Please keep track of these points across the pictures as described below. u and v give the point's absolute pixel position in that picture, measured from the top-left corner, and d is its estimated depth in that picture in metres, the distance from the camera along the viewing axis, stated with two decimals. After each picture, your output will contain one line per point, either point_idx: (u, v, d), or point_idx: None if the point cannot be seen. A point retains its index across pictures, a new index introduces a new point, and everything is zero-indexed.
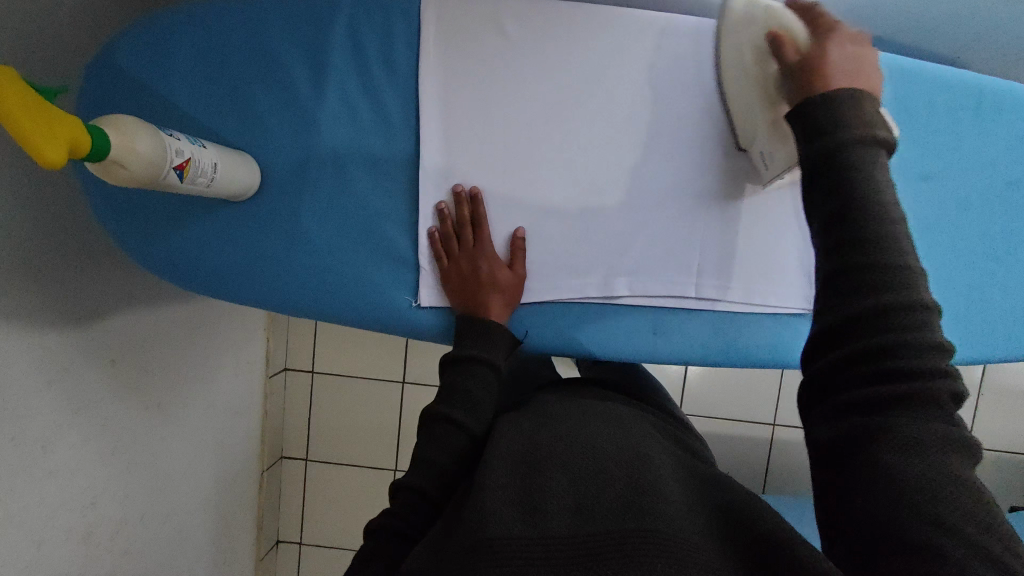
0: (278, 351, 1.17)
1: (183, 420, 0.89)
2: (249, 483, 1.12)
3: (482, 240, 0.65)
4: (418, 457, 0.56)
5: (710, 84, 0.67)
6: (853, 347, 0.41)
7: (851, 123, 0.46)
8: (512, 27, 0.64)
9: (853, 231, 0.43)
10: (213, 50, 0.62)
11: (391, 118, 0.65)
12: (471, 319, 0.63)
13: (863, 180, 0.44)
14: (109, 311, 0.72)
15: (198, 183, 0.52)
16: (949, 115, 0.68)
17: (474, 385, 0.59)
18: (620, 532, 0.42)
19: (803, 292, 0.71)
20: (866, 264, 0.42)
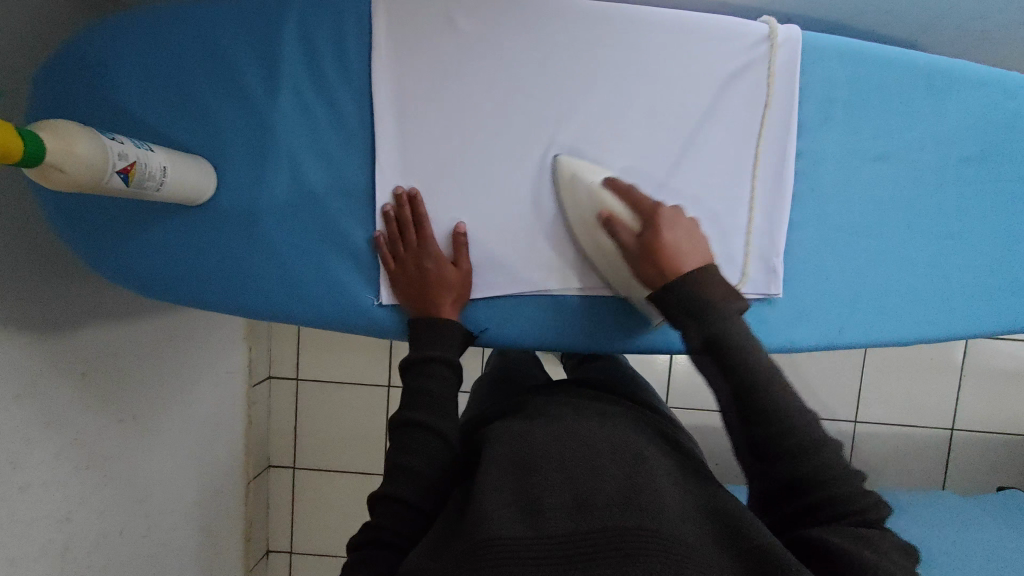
0: (260, 358, 1.50)
1: (156, 426, 1.11)
2: (222, 464, 1.38)
3: (423, 240, 0.66)
4: (399, 466, 0.57)
5: (657, 71, 0.65)
6: (796, 501, 0.48)
7: (712, 308, 0.52)
8: (461, 19, 0.65)
9: (747, 408, 0.49)
10: (160, 58, 0.64)
11: (345, 115, 0.66)
12: (420, 319, 0.64)
13: (740, 361, 0.50)
14: (81, 321, 0.91)
15: (146, 186, 0.54)
16: (903, 92, 0.67)
17: (434, 384, 0.61)
18: (620, 530, 0.46)
19: (762, 278, 0.67)
20: (781, 434, 0.48)
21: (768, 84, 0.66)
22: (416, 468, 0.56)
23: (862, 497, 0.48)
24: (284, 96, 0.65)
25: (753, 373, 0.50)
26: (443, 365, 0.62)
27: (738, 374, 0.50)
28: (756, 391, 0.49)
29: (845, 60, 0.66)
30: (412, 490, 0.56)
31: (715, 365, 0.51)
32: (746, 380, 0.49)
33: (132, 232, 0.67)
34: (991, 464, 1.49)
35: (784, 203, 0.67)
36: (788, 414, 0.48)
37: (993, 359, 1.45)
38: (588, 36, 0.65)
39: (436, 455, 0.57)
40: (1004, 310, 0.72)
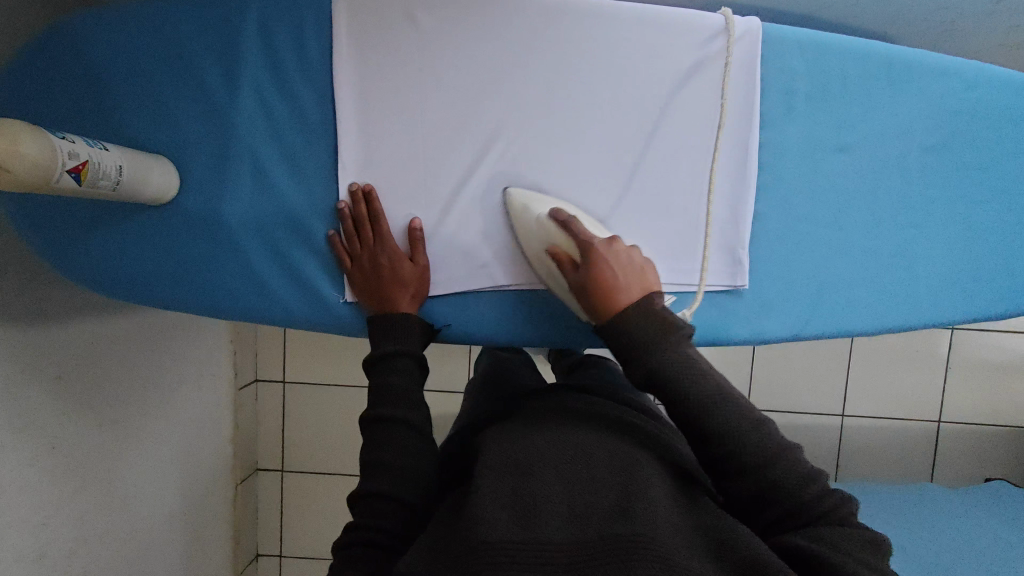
0: (245, 361, 1.49)
1: (135, 430, 1.10)
2: (207, 468, 1.37)
3: (379, 236, 0.66)
4: (375, 462, 0.56)
5: (618, 64, 0.66)
6: (760, 509, 0.50)
7: (652, 340, 0.53)
8: (421, 15, 0.65)
9: (692, 434, 0.51)
10: (118, 58, 0.64)
11: (307, 113, 0.66)
12: (380, 315, 0.65)
13: (680, 389, 0.51)
14: (54, 326, 0.91)
15: (100, 185, 0.54)
16: (863, 82, 0.68)
17: (399, 378, 0.60)
18: (614, 537, 0.46)
19: (724, 268, 0.67)
20: (732, 456, 0.49)
21: (727, 70, 0.66)
22: (391, 462, 0.55)
23: (824, 498, 0.48)
24: (246, 95, 0.65)
25: (695, 397, 0.51)
26: (405, 359, 0.62)
27: (680, 400, 0.51)
28: (700, 419, 0.50)
29: (804, 52, 0.66)
30: (390, 484, 0.54)
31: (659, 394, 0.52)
32: (682, 411, 0.51)
33: (97, 235, 0.66)
34: (980, 455, 1.49)
35: (748, 195, 0.67)
36: (737, 434, 0.49)
37: (979, 349, 1.45)
38: (549, 31, 0.65)
39: (411, 447, 0.57)
40: (973, 298, 0.72)
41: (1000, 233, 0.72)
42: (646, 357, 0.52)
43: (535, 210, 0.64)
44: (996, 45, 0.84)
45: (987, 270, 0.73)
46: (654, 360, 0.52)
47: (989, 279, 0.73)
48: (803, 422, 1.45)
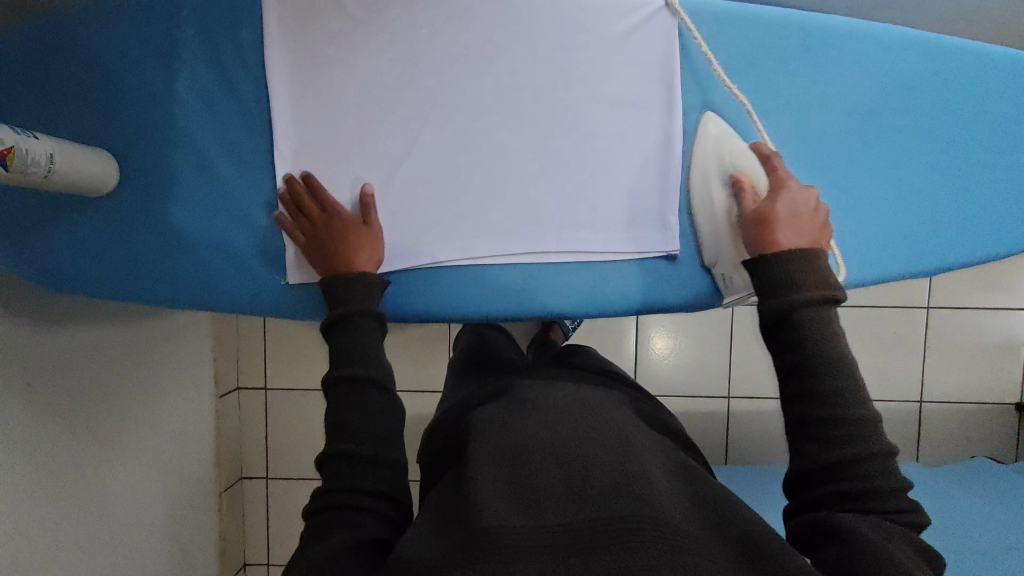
0: (229, 371, 1.44)
1: (115, 437, 1.07)
2: (197, 479, 1.34)
3: (329, 208, 0.66)
4: (344, 423, 0.55)
5: (545, 42, 0.67)
6: (822, 484, 0.48)
7: (797, 286, 0.54)
8: (353, 5, 0.66)
9: (802, 387, 0.52)
10: (57, 61, 0.66)
11: (245, 106, 0.68)
12: (332, 277, 0.63)
13: (812, 341, 0.52)
14: (27, 337, 0.88)
15: (30, 173, 0.55)
16: (778, 55, 0.72)
17: (357, 336, 0.58)
18: (620, 517, 0.43)
19: (655, 237, 0.71)
20: (830, 418, 0.49)
21: (699, 40, 0.69)
22: (356, 425, 0.54)
23: (891, 494, 0.47)
24: (184, 88, 0.66)
25: (822, 356, 0.51)
26: (361, 318, 0.60)
27: (810, 350, 0.52)
28: (817, 373, 0.51)
29: (723, 28, 0.70)
30: (356, 445, 0.53)
31: (785, 340, 0.53)
32: (803, 360, 0.52)
33: (43, 227, 0.67)
34: (966, 434, 1.48)
35: (675, 165, 0.70)
36: (844, 403, 0.50)
37: (961, 329, 1.44)
38: (478, 14, 0.67)
39: (374, 406, 0.55)
40: (896, 256, 0.76)
41: (923, 194, 0.76)
42: (785, 299, 0.54)
43: (725, 147, 0.69)
44: (922, 17, 0.86)
45: (914, 230, 0.76)
46: (788, 307, 0.53)
47: (917, 239, 0.77)
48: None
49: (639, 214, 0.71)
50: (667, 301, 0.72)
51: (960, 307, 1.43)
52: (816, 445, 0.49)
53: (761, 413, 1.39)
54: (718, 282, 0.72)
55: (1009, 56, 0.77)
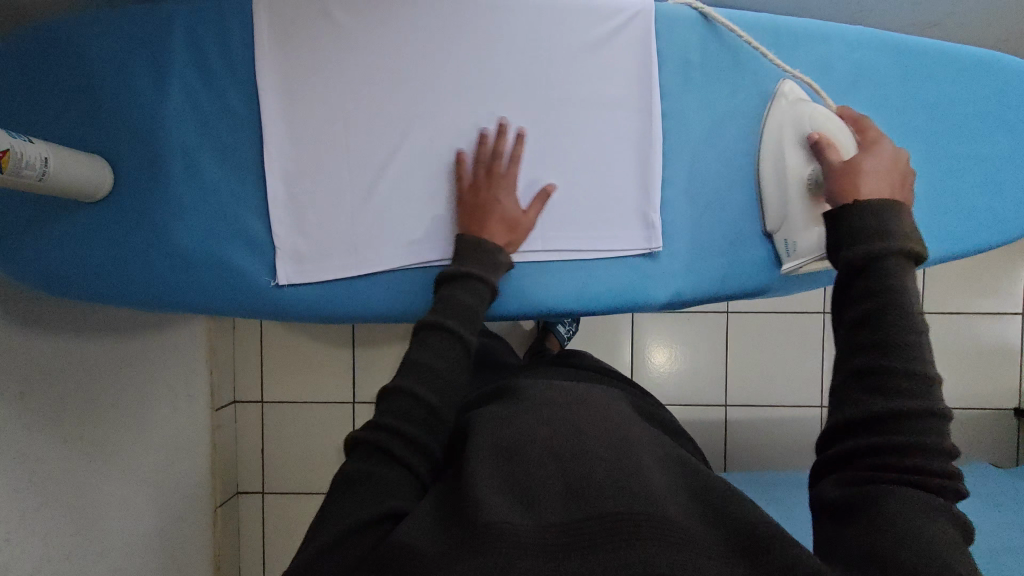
0: (224, 383, 1.42)
1: (108, 447, 1.07)
2: (194, 491, 1.34)
3: (512, 177, 0.68)
4: (410, 360, 0.52)
5: (525, 46, 0.69)
6: (872, 436, 0.44)
7: (883, 235, 0.50)
8: (339, 14, 0.69)
9: (872, 336, 0.47)
10: (54, 72, 0.68)
11: (235, 111, 0.70)
12: (476, 241, 0.64)
13: (895, 290, 0.47)
14: (22, 346, 0.89)
15: (24, 175, 0.57)
16: (754, 56, 0.73)
17: (469, 296, 0.58)
18: (619, 514, 0.41)
19: (638, 234, 0.72)
20: (898, 370, 0.44)
21: (741, 32, 0.71)
22: (435, 367, 0.51)
23: (942, 458, 0.43)
24: (176, 95, 0.69)
25: (904, 307, 0.46)
26: (482, 284, 0.60)
27: (892, 299, 0.47)
28: (893, 323, 0.46)
29: (700, 29, 0.72)
30: (434, 392, 0.50)
31: (863, 286, 0.48)
32: (879, 307, 0.47)
33: (37, 229, 0.69)
34: (983, 447, 1.41)
35: (655, 163, 0.72)
36: (916, 358, 0.45)
37: (974, 336, 1.37)
38: (460, 20, 0.69)
39: (453, 357, 0.53)
40: None
41: None
42: (873, 247, 0.49)
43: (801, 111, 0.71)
44: (898, 21, 0.88)
45: None
46: (868, 253, 0.49)
47: None
48: (798, 418, 1.38)
49: (621, 213, 0.72)
50: (651, 298, 0.73)
51: (970, 313, 1.36)
52: (875, 397, 0.45)
53: (759, 420, 1.38)
54: (780, 248, 0.74)
55: (980, 58, 0.80)
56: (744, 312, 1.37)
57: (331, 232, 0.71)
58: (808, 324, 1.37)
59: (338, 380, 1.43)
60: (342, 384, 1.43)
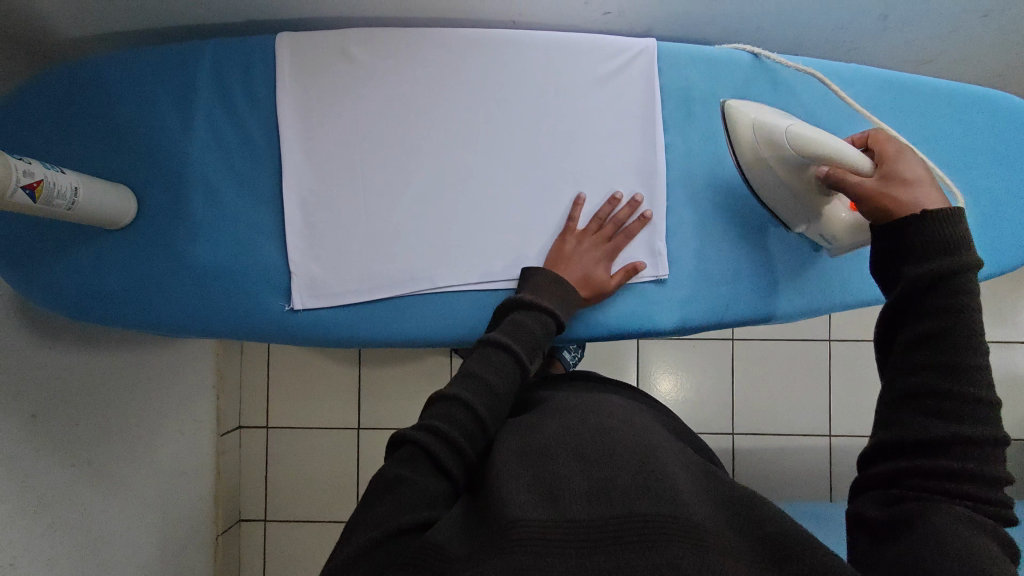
0: (230, 409, 1.42)
1: (114, 471, 1.07)
2: (196, 519, 1.32)
3: (618, 245, 0.72)
4: (467, 372, 0.56)
5: (533, 81, 0.73)
6: (921, 458, 0.44)
7: (954, 246, 0.48)
8: (356, 52, 0.72)
9: (928, 357, 0.46)
10: (85, 106, 0.72)
11: (256, 142, 0.73)
12: (556, 283, 0.67)
13: (962, 309, 0.46)
14: (36, 371, 0.91)
15: (55, 204, 0.60)
16: (752, 90, 0.76)
17: (528, 322, 0.62)
18: (645, 515, 0.42)
19: (644, 262, 0.73)
20: (949, 392, 0.45)
21: (786, 59, 0.76)
22: (492, 382, 0.55)
23: (992, 484, 0.43)
24: (200, 128, 0.72)
25: (964, 329, 0.46)
26: (549, 317, 0.64)
27: (954, 319, 0.46)
28: (951, 346, 0.46)
29: (699, 66, 0.75)
30: (484, 404, 0.54)
31: (925, 303, 0.47)
32: (942, 327, 0.46)
33: (60, 254, 0.71)
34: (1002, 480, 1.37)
35: (660, 193, 0.74)
36: (972, 381, 0.45)
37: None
38: (471, 58, 0.72)
39: (508, 376, 0.57)
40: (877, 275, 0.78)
41: None
42: (945, 259, 0.47)
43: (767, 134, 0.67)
44: (890, 58, 0.92)
45: None
46: (939, 268, 0.47)
47: None
48: (805, 446, 1.37)
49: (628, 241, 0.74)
50: (659, 324, 0.74)
51: None
52: (927, 419, 0.45)
53: (768, 448, 1.37)
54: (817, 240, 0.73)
55: (977, 94, 0.83)
56: (748, 340, 1.37)
57: (346, 259, 0.73)
58: (813, 351, 1.37)
59: (345, 405, 1.44)
60: (349, 410, 1.44)
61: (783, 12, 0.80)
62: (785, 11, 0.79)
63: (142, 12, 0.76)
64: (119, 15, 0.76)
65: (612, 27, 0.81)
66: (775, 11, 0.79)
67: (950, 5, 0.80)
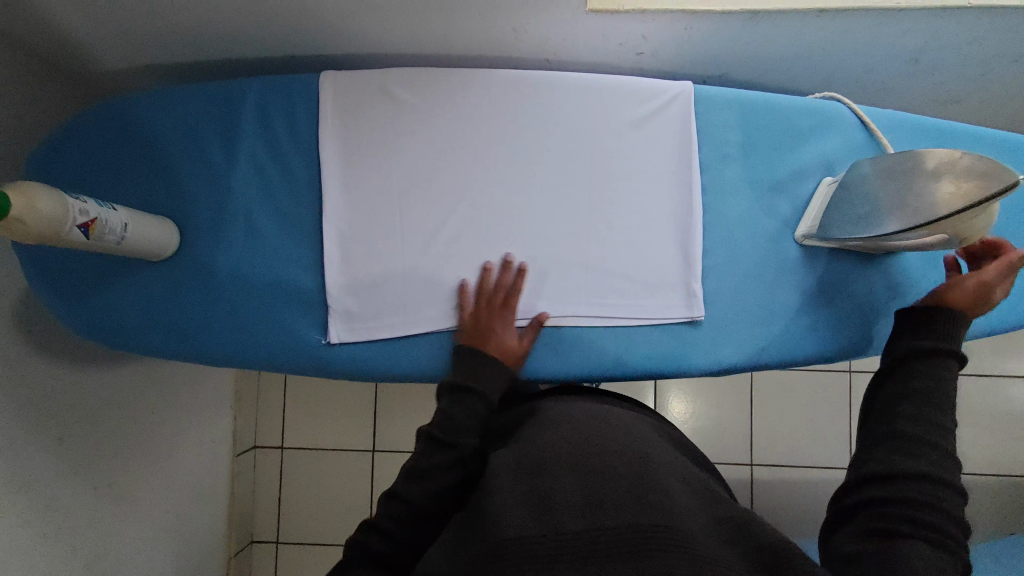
0: (246, 430, 1.43)
1: (133, 495, 1.07)
2: (211, 541, 1.32)
3: (513, 307, 0.71)
4: (410, 467, 0.57)
5: (571, 122, 0.74)
6: (897, 493, 0.50)
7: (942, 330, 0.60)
8: (397, 90, 0.74)
9: (915, 408, 0.55)
10: (134, 140, 0.74)
11: (297, 176, 0.74)
12: (469, 357, 0.66)
13: (939, 377, 0.56)
14: (59, 392, 0.91)
15: (106, 239, 0.61)
16: (788, 132, 0.76)
17: (457, 410, 0.60)
18: (639, 527, 0.43)
19: (681, 303, 0.73)
20: (925, 439, 0.53)
21: (846, 101, 0.76)
22: (430, 475, 0.56)
23: (958, 526, 0.49)
24: (243, 163, 0.74)
25: (939, 390, 0.56)
26: (477, 398, 0.62)
27: (932, 381, 0.56)
28: (927, 399, 0.55)
29: (736, 107, 0.76)
30: (421, 497, 0.55)
31: (913, 365, 0.58)
32: (930, 387, 0.56)
33: (103, 283, 0.73)
34: None
35: (697, 233, 0.74)
36: (941, 434, 0.53)
37: (1010, 400, 1.33)
38: (508, 96, 0.74)
39: (446, 464, 0.57)
40: None
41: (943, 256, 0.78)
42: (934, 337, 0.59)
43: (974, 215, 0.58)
44: (924, 98, 0.92)
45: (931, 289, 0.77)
46: (932, 346, 0.59)
47: None
48: (825, 478, 1.34)
49: (664, 284, 0.74)
50: (695, 364, 0.74)
51: (1002, 379, 1.33)
52: (904, 457, 0.52)
53: (788, 480, 1.34)
54: (803, 224, 0.74)
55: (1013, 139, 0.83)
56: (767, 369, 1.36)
57: (381, 293, 0.73)
58: (833, 383, 1.36)
59: (362, 428, 1.44)
60: (366, 433, 1.43)
61: (817, 54, 0.81)
62: (818, 53, 0.81)
63: (187, 48, 0.78)
64: (165, 50, 0.79)
65: (645, 65, 0.83)
66: (808, 54, 0.81)
67: (983, 50, 0.80)
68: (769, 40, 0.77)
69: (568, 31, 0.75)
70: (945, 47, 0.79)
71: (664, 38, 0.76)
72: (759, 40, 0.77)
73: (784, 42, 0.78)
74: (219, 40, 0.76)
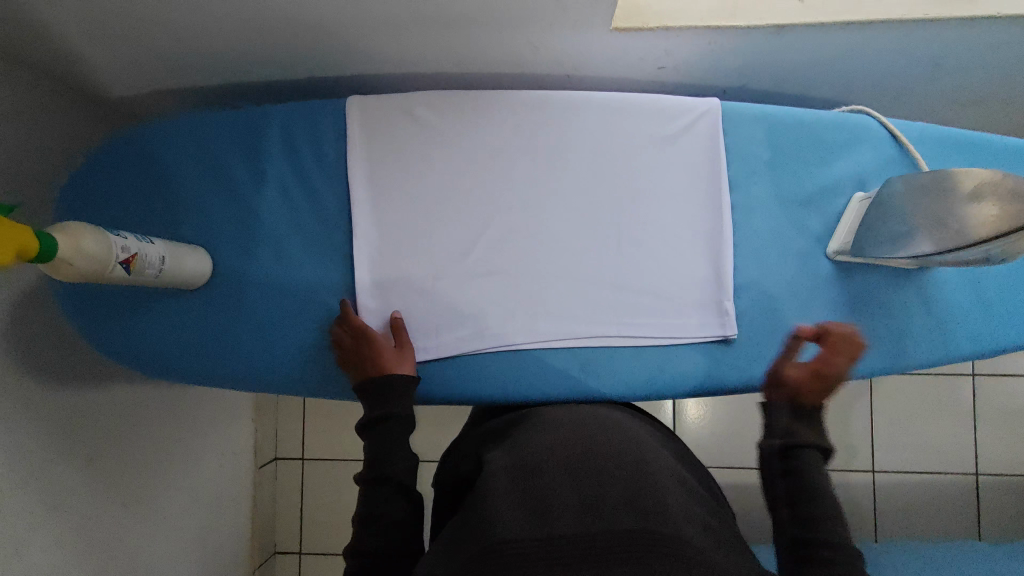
0: (267, 442, 1.44)
1: (161, 510, 1.08)
2: (236, 554, 1.33)
3: (363, 326, 0.71)
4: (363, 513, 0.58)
5: (596, 140, 0.74)
6: None
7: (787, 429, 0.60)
8: (421, 112, 0.74)
9: (801, 512, 0.54)
10: (162, 167, 0.75)
11: (324, 201, 0.75)
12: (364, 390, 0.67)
13: (813, 470, 0.56)
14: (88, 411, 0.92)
15: (146, 273, 0.62)
16: (815, 145, 0.76)
17: (385, 437, 0.61)
18: (633, 531, 0.44)
19: (711, 321, 0.73)
20: (818, 542, 0.52)
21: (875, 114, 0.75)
22: (385, 511, 0.57)
23: None
24: (270, 188, 0.75)
25: (818, 486, 0.55)
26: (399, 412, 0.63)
27: (804, 480, 0.56)
28: (807, 501, 0.54)
29: (762, 122, 0.75)
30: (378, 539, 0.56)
31: (782, 468, 0.58)
32: (804, 485, 0.55)
33: (135, 310, 0.74)
34: None
35: (725, 249, 0.74)
36: (833, 531, 0.52)
37: None
38: (532, 115, 0.74)
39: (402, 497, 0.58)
40: (952, 333, 0.77)
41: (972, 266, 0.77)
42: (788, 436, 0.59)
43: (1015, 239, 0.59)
44: (949, 104, 0.91)
45: (962, 301, 0.77)
46: (779, 443, 0.59)
47: (965, 314, 0.77)
48: None
49: (694, 301, 0.74)
50: (727, 381, 0.73)
51: None
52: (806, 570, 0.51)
53: None
54: (836, 239, 0.74)
55: None
56: None
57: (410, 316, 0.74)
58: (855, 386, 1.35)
59: None
60: None
61: (841, 65, 0.80)
62: (842, 63, 0.80)
63: (212, 73, 0.79)
64: (188, 75, 0.79)
65: (667, 78, 0.83)
66: (832, 64, 0.80)
67: (1011, 57, 0.80)
68: (793, 52, 0.77)
69: (592, 49, 0.75)
70: (973, 55, 0.79)
71: (688, 53, 0.76)
72: (784, 52, 0.77)
73: (809, 54, 0.78)
74: (243, 66, 0.77)
